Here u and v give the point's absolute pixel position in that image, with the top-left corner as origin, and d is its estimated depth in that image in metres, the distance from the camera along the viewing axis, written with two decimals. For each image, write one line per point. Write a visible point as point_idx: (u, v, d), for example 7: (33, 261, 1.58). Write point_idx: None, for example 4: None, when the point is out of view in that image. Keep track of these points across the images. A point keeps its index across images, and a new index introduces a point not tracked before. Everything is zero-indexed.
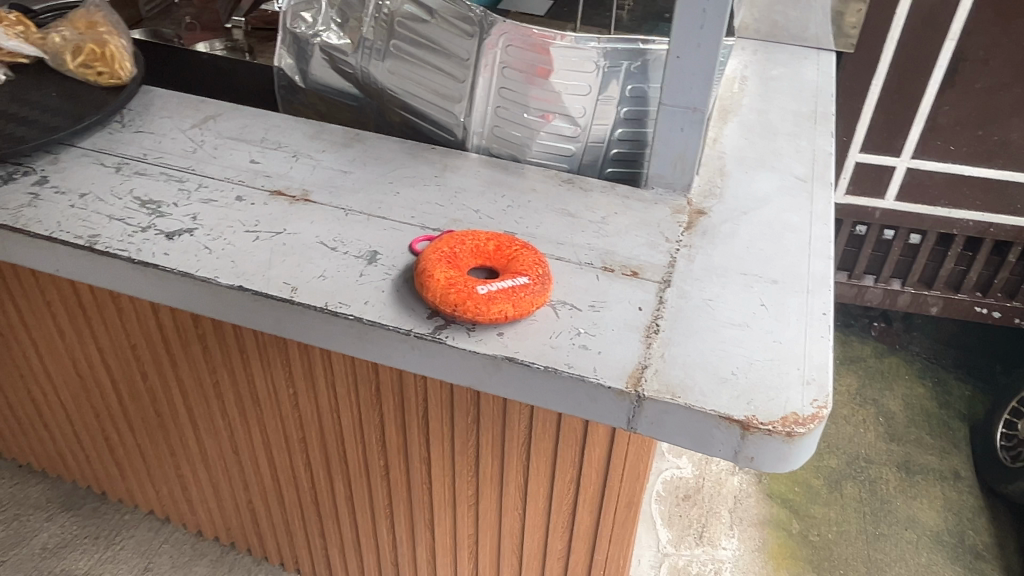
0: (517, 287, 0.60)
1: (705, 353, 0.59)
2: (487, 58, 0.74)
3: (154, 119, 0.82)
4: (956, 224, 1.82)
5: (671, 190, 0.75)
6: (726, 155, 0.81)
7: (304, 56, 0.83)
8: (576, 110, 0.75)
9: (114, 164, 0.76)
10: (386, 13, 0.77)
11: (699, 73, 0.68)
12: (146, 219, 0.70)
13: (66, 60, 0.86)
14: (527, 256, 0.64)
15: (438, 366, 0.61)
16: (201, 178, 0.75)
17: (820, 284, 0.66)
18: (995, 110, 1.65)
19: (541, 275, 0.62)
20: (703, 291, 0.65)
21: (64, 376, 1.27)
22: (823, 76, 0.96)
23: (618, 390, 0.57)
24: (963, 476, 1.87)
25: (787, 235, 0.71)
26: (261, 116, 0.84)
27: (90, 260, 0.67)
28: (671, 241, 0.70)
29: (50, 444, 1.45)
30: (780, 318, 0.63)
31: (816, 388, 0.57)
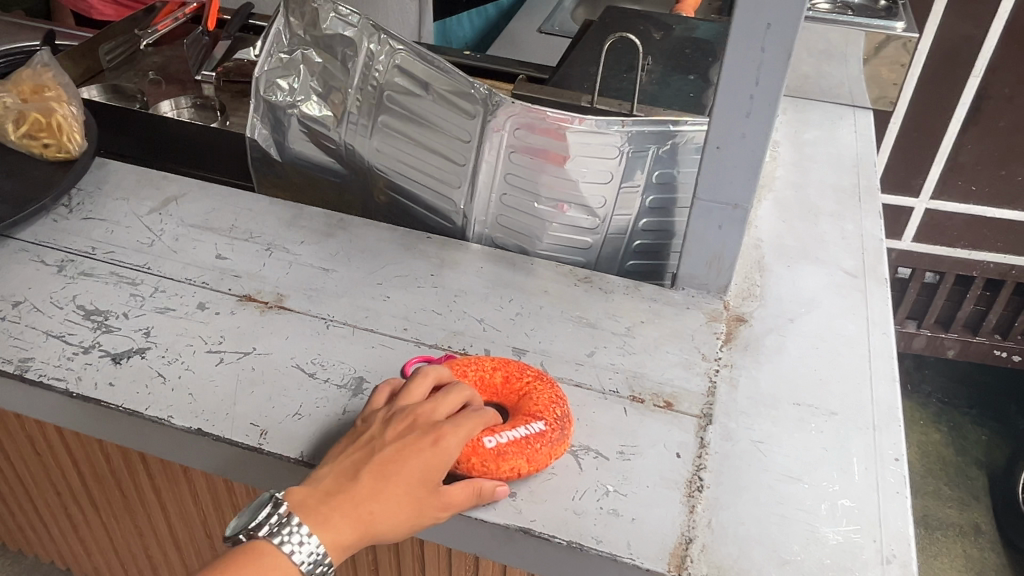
0: (531, 436, 0.50)
1: (760, 521, 0.49)
2: (491, 141, 0.63)
3: (107, 201, 0.72)
4: (976, 266, 1.72)
5: (705, 291, 0.65)
6: (763, 243, 0.71)
7: (280, 126, 0.73)
8: (596, 200, 0.64)
9: (56, 262, 0.65)
10: (374, 85, 0.67)
11: (742, 165, 0.58)
12: (89, 336, 0.59)
13: (8, 130, 0.75)
14: (542, 391, 0.53)
15: (439, 530, 0.51)
16: (158, 280, 0.64)
17: (888, 418, 0.56)
18: (1019, 149, 1.52)
19: (562, 416, 0.52)
20: (750, 430, 0.55)
21: (21, 452, 1.16)
22: (862, 141, 0.86)
23: (658, 574, 0.46)
24: (985, 531, 1.77)
25: (842, 350, 0.61)
26: (232, 196, 0.73)
27: (20, 389, 0.56)
28: (709, 359, 0.60)
29: (9, 520, 1.33)
30: (845, 468, 0.52)
31: (898, 569, 0.47)
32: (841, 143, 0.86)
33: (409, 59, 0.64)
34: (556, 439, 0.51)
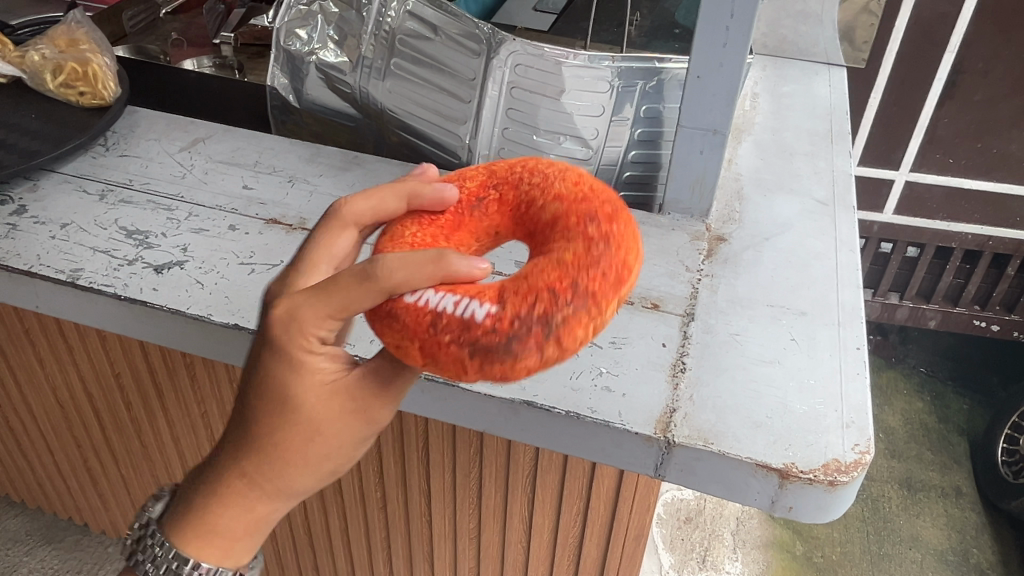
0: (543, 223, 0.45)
1: (736, 395, 0.55)
2: (494, 77, 0.71)
3: (141, 142, 0.78)
4: (955, 237, 1.77)
5: (689, 215, 0.72)
6: (742, 177, 0.78)
7: (298, 75, 0.79)
8: (588, 132, 0.71)
9: (97, 192, 0.71)
10: (387, 30, 0.73)
11: (720, 93, 0.65)
12: (132, 251, 0.65)
13: (46, 79, 0.82)
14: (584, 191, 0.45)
15: (454, 408, 0.59)
16: (190, 207, 0.70)
17: (851, 316, 0.62)
18: (994, 122, 1.58)
19: (562, 334, 0.38)
20: (729, 325, 0.61)
21: (44, 406, 1.18)
22: (835, 93, 0.94)
23: (645, 436, 0.53)
24: (965, 492, 1.84)
25: (812, 262, 0.67)
26: (255, 138, 0.80)
27: (73, 295, 0.63)
28: (691, 270, 0.66)
29: (29, 474, 1.38)
30: (812, 355, 0.58)
31: (857, 432, 0.53)
32: (817, 95, 0.93)
33: (419, 6, 0.72)
34: (527, 361, 0.38)
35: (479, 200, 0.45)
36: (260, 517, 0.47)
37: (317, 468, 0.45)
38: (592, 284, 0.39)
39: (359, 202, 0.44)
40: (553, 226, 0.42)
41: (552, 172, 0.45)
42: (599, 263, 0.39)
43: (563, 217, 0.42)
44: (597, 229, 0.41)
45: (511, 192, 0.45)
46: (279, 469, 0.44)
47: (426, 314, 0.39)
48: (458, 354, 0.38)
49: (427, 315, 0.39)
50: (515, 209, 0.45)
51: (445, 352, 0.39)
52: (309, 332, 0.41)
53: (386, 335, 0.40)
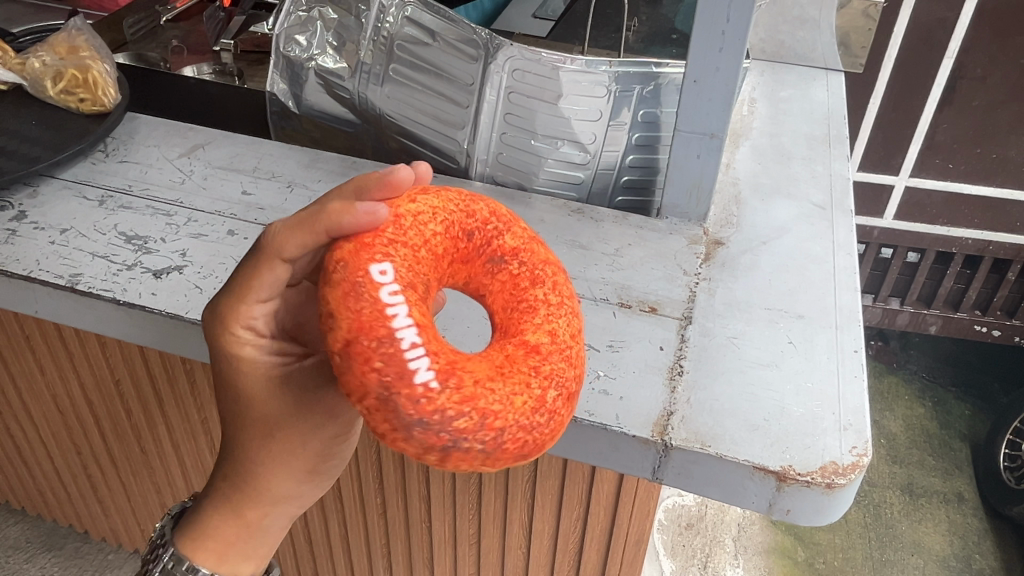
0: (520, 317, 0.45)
1: (733, 397, 0.56)
2: (491, 82, 0.71)
3: (140, 148, 0.78)
4: (955, 243, 1.77)
5: (686, 219, 0.72)
6: (740, 181, 0.78)
7: (297, 80, 0.79)
8: (586, 136, 0.71)
9: (97, 198, 0.72)
10: (385, 36, 0.74)
11: (717, 97, 0.65)
12: (131, 256, 0.65)
13: (47, 86, 0.82)
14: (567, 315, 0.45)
15: None
16: (189, 212, 0.70)
17: (849, 319, 0.62)
18: (993, 127, 1.58)
19: (450, 455, 0.38)
20: (726, 328, 0.61)
21: (44, 412, 1.18)
22: (833, 98, 0.94)
23: (643, 439, 0.53)
24: (968, 498, 1.83)
25: (809, 266, 0.67)
26: (254, 144, 0.80)
27: (72, 300, 0.63)
28: (689, 273, 0.66)
29: (30, 481, 1.38)
30: (810, 358, 0.58)
31: (854, 434, 0.53)
32: (815, 100, 0.94)
33: (417, 11, 0.72)
34: (410, 445, 0.38)
35: (501, 260, 0.44)
36: (249, 526, 0.51)
37: (287, 466, 0.50)
38: (505, 446, 0.39)
39: (286, 240, 0.42)
40: (528, 356, 0.41)
41: (566, 306, 0.44)
42: (530, 431, 0.39)
43: (542, 359, 0.41)
44: (552, 403, 0.41)
45: (527, 283, 0.44)
46: (252, 469, 0.49)
47: (382, 325, 0.38)
48: (370, 386, 0.38)
49: (381, 327, 0.38)
50: (515, 298, 0.43)
51: (364, 373, 0.38)
52: (236, 319, 0.46)
53: (336, 311, 0.39)
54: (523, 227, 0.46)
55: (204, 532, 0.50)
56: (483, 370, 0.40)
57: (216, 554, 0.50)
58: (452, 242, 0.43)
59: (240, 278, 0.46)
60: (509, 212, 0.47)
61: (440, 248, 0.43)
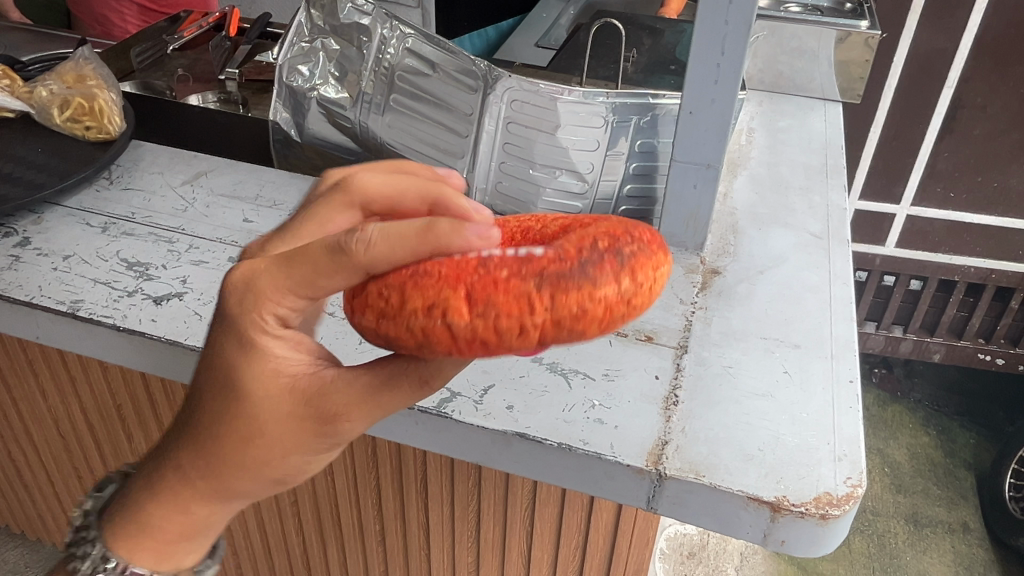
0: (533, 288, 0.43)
1: (728, 427, 0.56)
2: (491, 112, 0.72)
3: (144, 175, 0.80)
4: (958, 271, 1.76)
5: (683, 249, 0.73)
6: (738, 211, 0.79)
7: (300, 110, 0.81)
8: (584, 166, 0.72)
9: (100, 224, 0.73)
10: (387, 66, 0.75)
11: (712, 128, 0.66)
12: (132, 282, 0.66)
13: (53, 114, 0.84)
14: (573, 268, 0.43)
15: (444, 440, 0.59)
16: (191, 239, 0.71)
17: (845, 350, 0.62)
18: (994, 157, 1.57)
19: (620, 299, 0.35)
20: (722, 357, 0.61)
21: (45, 437, 1.18)
22: (830, 128, 0.95)
23: (637, 468, 0.53)
24: (973, 528, 1.81)
25: (806, 295, 0.68)
26: (256, 172, 0.81)
27: (73, 326, 0.63)
28: (686, 303, 0.67)
29: (30, 505, 1.38)
30: (806, 388, 0.59)
31: (849, 465, 0.53)
32: (812, 129, 0.95)
33: (418, 43, 0.74)
34: (604, 287, 0.33)
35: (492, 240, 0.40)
36: (182, 516, 0.43)
37: (261, 474, 0.40)
38: (645, 240, 0.36)
39: (374, 179, 0.38)
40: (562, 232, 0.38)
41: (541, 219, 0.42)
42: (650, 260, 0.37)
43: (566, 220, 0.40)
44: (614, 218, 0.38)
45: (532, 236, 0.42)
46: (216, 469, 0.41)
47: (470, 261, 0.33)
48: (522, 294, 0.33)
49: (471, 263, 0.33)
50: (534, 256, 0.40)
51: (504, 291, 0.33)
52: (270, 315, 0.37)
53: (421, 292, 0.33)
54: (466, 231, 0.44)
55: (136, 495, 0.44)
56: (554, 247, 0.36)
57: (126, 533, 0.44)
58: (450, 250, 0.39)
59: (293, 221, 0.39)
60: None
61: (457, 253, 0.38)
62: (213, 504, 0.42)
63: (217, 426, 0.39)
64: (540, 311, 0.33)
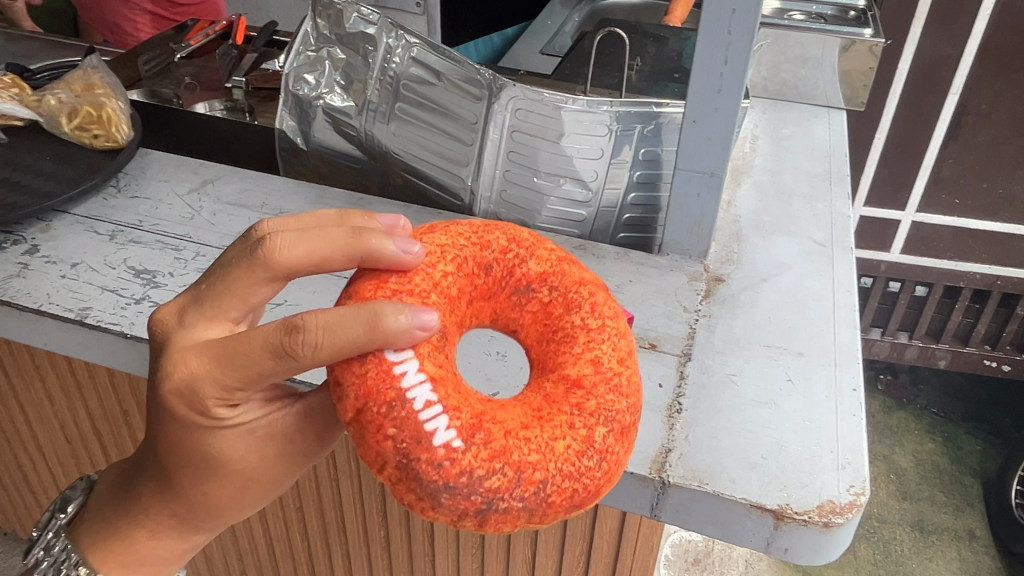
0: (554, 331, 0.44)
1: (732, 435, 0.56)
2: (495, 121, 0.72)
3: (151, 183, 0.81)
4: (963, 277, 1.75)
5: (687, 256, 0.73)
6: (741, 218, 0.79)
7: (306, 118, 0.81)
8: (588, 174, 0.72)
9: (108, 232, 0.73)
10: (391, 75, 0.76)
11: (716, 136, 0.66)
12: (139, 290, 0.66)
13: (62, 123, 0.84)
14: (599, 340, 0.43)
15: None
16: (197, 247, 0.72)
17: (848, 357, 0.62)
18: (999, 163, 1.57)
19: (491, 518, 0.38)
20: (726, 365, 0.62)
21: (52, 443, 1.19)
22: (833, 136, 0.96)
23: (641, 476, 0.53)
24: (979, 536, 1.80)
25: (810, 303, 0.68)
26: (262, 179, 0.82)
27: (81, 334, 0.64)
28: (689, 310, 0.67)
29: (35, 510, 1.38)
30: (809, 396, 0.59)
31: (852, 473, 0.53)
32: (816, 137, 0.95)
33: (423, 52, 0.74)
34: (441, 513, 0.38)
35: (529, 289, 0.44)
36: (185, 539, 0.51)
37: (250, 502, 0.49)
38: (558, 501, 0.38)
39: (292, 249, 0.40)
40: (568, 394, 0.40)
41: (609, 329, 0.43)
42: (576, 480, 0.39)
43: (597, 377, 0.41)
44: (601, 442, 0.39)
45: (561, 309, 0.43)
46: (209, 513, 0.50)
47: (390, 390, 0.38)
48: (386, 456, 0.38)
49: (390, 391, 0.38)
50: (548, 326, 0.43)
51: (378, 441, 0.38)
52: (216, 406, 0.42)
53: (342, 378, 0.39)
54: (549, 249, 0.45)
55: (125, 540, 0.50)
56: (517, 421, 0.39)
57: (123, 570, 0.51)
58: (469, 277, 0.43)
59: (215, 293, 0.42)
60: (530, 233, 0.46)
61: (455, 289, 0.42)
62: (206, 529, 0.50)
63: (206, 486, 0.47)
64: (389, 475, 0.38)
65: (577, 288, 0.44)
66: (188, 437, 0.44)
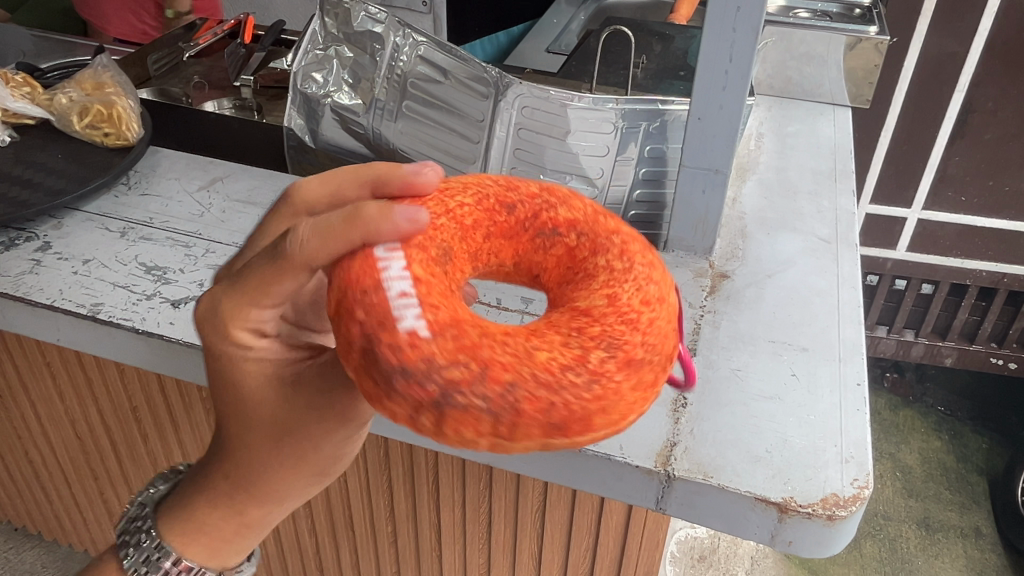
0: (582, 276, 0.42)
1: (736, 429, 0.56)
2: (502, 118, 0.73)
3: (161, 181, 0.81)
4: (969, 275, 1.75)
5: (692, 253, 0.73)
6: (746, 215, 0.80)
7: (314, 116, 0.81)
8: (594, 171, 0.73)
9: (119, 229, 0.74)
10: (399, 73, 0.77)
11: (721, 133, 0.67)
12: (150, 286, 0.67)
13: (73, 121, 0.85)
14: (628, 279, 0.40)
15: None
16: (207, 244, 0.73)
17: (853, 352, 0.63)
18: (1005, 160, 1.57)
19: (450, 417, 0.33)
20: (730, 360, 0.62)
21: (63, 439, 1.20)
22: (839, 133, 0.96)
23: (646, 469, 0.54)
24: (985, 533, 1.80)
25: (814, 298, 0.68)
26: (271, 177, 0.83)
27: (93, 329, 0.65)
28: (694, 306, 0.68)
29: (47, 507, 1.39)
30: (813, 390, 0.59)
31: (855, 466, 0.53)
32: (822, 134, 0.96)
33: (431, 50, 0.75)
34: (392, 404, 0.34)
35: (553, 232, 0.42)
36: (240, 512, 0.49)
37: (290, 466, 0.47)
38: (532, 421, 0.33)
39: (314, 183, 0.45)
40: (577, 321, 0.37)
41: (635, 273, 0.40)
42: (555, 397, 0.34)
43: (615, 316, 0.37)
44: (596, 364, 0.35)
45: (586, 253, 0.41)
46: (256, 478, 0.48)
47: (372, 277, 0.35)
48: (352, 337, 0.35)
49: (369, 279, 0.35)
50: (573, 271, 0.41)
51: (346, 325, 0.35)
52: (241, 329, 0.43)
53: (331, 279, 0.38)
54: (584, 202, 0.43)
55: (199, 528, 0.50)
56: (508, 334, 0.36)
57: (207, 550, 0.51)
58: (490, 213, 0.41)
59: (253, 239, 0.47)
60: (566, 188, 0.44)
61: (469, 219, 0.40)
62: (259, 502, 0.49)
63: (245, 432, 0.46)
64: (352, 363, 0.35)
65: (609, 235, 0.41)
66: (221, 372, 0.45)
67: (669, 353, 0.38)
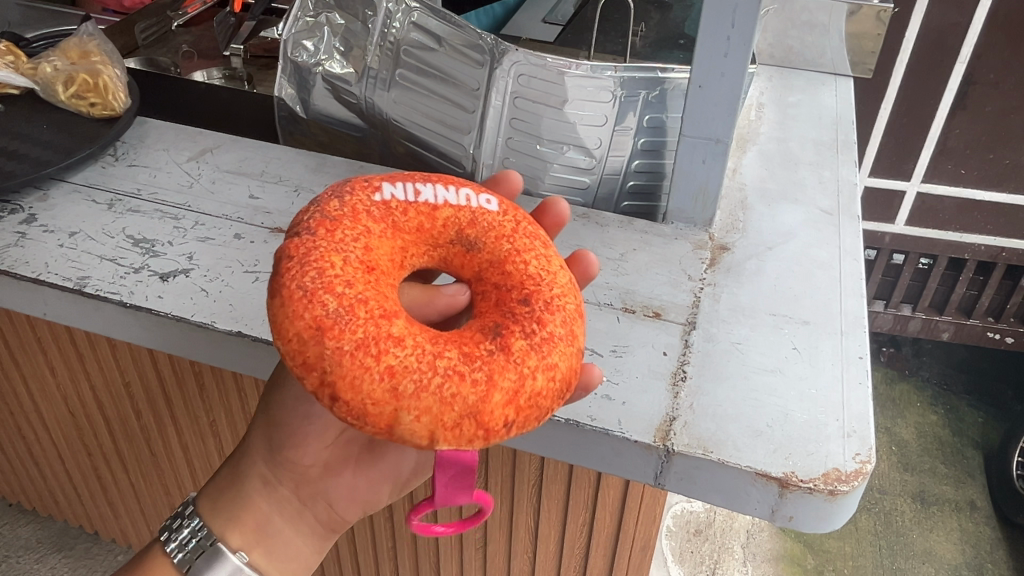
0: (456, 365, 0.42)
1: (736, 403, 0.55)
2: (497, 87, 0.71)
3: (149, 152, 0.80)
4: (967, 249, 1.74)
5: (692, 225, 0.72)
6: (747, 186, 0.78)
7: (305, 85, 0.80)
8: (592, 141, 0.72)
9: (106, 201, 0.72)
10: (392, 41, 0.74)
11: (722, 102, 0.65)
12: (139, 259, 0.66)
13: (58, 91, 0.83)
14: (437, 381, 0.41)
15: None
16: (197, 216, 0.71)
17: (854, 326, 0.62)
18: (1007, 133, 1.56)
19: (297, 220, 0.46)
20: (730, 333, 0.61)
21: (55, 415, 1.19)
22: (841, 103, 0.94)
23: (644, 445, 0.53)
24: (979, 507, 1.81)
25: (816, 271, 0.67)
26: (261, 148, 0.81)
27: (81, 303, 0.63)
28: (694, 278, 0.66)
29: (41, 483, 1.39)
30: (816, 364, 0.58)
31: (858, 441, 0.52)
32: (823, 105, 0.94)
33: (424, 17, 0.72)
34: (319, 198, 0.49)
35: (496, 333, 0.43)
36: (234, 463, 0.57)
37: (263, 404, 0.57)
38: (278, 285, 0.43)
39: None
40: (384, 313, 0.42)
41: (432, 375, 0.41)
42: (296, 281, 0.42)
43: (387, 345, 0.41)
44: (322, 310, 0.41)
45: (469, 351, 0.42)
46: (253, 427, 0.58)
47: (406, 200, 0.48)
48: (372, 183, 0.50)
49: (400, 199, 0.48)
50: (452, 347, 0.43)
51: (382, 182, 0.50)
52: None
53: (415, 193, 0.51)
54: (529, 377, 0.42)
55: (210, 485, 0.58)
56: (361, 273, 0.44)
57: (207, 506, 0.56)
58: (518, 281, 0.46)
59: None
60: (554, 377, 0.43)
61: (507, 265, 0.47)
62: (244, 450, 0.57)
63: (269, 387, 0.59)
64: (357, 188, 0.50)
65: (478, 383, 0.41)
66: None
67: (359, 402, 0.40)
